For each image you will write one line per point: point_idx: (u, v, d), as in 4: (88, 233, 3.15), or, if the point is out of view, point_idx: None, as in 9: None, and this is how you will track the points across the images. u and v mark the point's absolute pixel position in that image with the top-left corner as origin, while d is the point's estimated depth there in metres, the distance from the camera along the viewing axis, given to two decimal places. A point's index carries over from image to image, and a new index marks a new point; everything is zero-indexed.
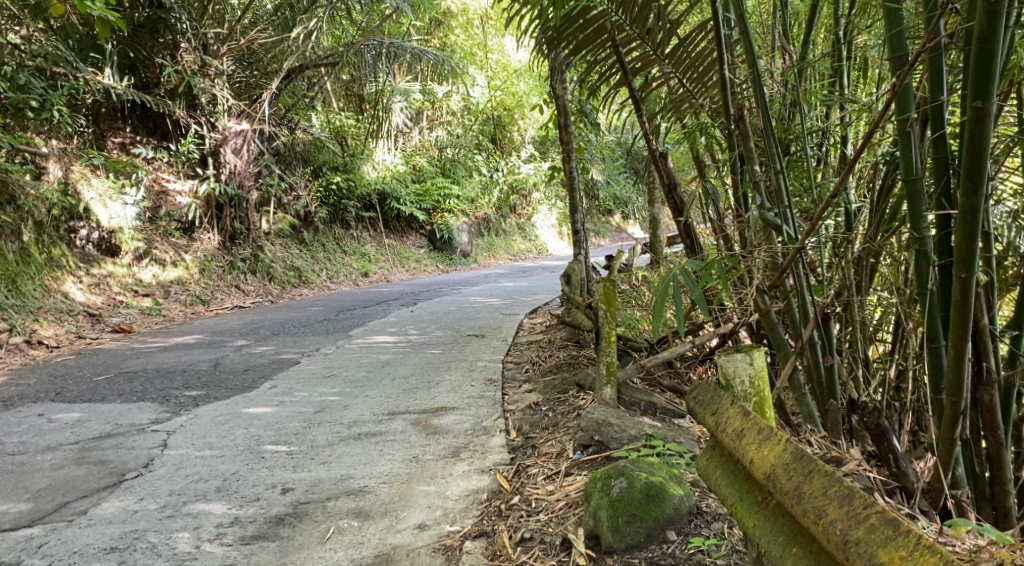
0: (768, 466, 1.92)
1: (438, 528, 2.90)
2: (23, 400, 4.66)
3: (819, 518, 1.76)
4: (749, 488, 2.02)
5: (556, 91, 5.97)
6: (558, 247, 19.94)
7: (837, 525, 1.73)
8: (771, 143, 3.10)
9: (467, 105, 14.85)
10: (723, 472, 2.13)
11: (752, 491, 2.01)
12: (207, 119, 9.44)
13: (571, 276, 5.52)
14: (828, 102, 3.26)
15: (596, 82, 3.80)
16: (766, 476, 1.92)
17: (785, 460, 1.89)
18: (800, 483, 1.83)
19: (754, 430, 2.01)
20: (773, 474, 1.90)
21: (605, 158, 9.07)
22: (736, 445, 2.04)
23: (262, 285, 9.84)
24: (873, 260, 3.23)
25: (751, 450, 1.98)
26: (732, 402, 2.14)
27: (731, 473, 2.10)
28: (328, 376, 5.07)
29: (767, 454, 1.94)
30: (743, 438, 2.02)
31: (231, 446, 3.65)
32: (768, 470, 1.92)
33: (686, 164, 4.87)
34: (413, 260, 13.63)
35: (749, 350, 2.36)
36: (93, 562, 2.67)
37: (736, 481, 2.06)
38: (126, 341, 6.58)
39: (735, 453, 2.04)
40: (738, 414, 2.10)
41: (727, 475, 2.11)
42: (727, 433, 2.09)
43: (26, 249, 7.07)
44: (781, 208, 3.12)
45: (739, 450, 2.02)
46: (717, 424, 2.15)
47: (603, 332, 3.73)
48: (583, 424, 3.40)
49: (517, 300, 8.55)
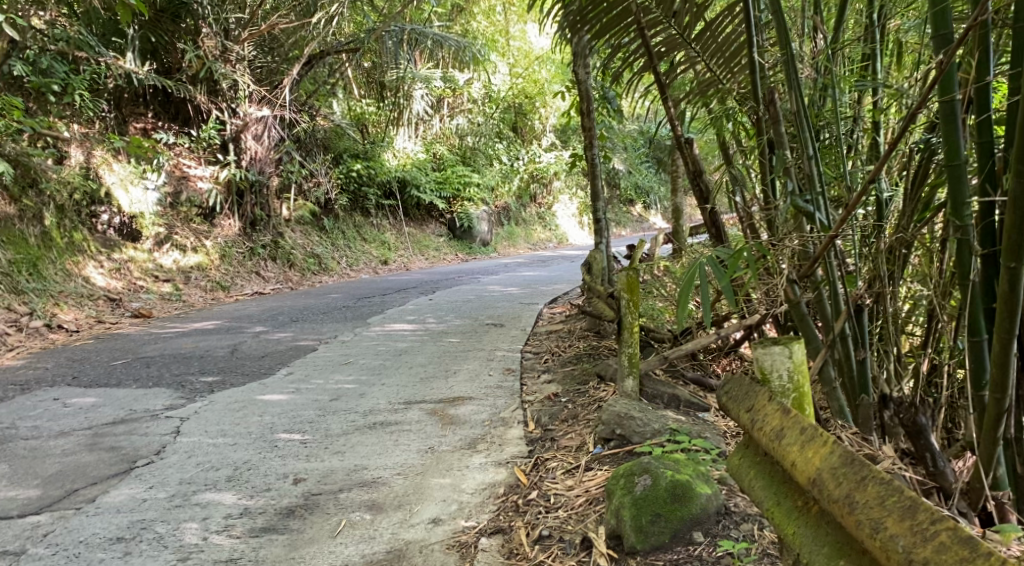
0: (812, 470, 1.81)
1: (453, 524, 2.81)
2: (40, 385, 4.63)
3: (876, 533, 1.65)
4: (787, 491, 1.92)
5: (579, 78, 5.81)
6: (579, 237, 19.78)
7: (899, 541, 1.62)
8: (804, 127, 2.99)
9: (488, 92, 14.76)
10: (758, 474, 2.02)
11: (791, 495, 1.91)
12: (228, 104, 9.38)
13: (592, 265, 5.40)
14: (861, 87, 3.11)
15: (620, 67, 3.68)
16: (810, 481, 1.81)
17: (832, 464, 1.78)
18: (851, 490, 1.72)
19: (796, 430, 1.90)
20: (818, 479, 1.79)
21: (627, 144, 8.95)
22: (774, 444, 1.94)
23: (282, 271, 9.78)
24: (906, 251, 3.08)
25: (793, 452, 1.87)
26: (769, 399, 2.03)
27: (767, 474, 2.00)
28: (343, 364, 4.99)
29: (811, 457, 1.82)
30: (783, 438, 1.92)
31: (245, 434, 3.58)
32: (812, 475, 1.81)
33: (711, 152, 4.71)
34: (432, 248, 13.55)
35: (787, 343, 2.24)
36: (98, 552, 2.61)
37: (772, 484, 1.96)
38: (145, 326, 6.56)
39: (774, 453, 1.93)
40: (777, 412, 1.98)
41: (762, 476, 2.01)
42: (766, 432, 1.98)
43: (48, 233, 7.07)
44: (813, 194, 3.01)
45: (778, 450, 1.92)
46: (753, 422, 2.04)
47: (625, 322, 3.61)
48: (605, 418, 3.29)
49: (537, 290, 8.41)
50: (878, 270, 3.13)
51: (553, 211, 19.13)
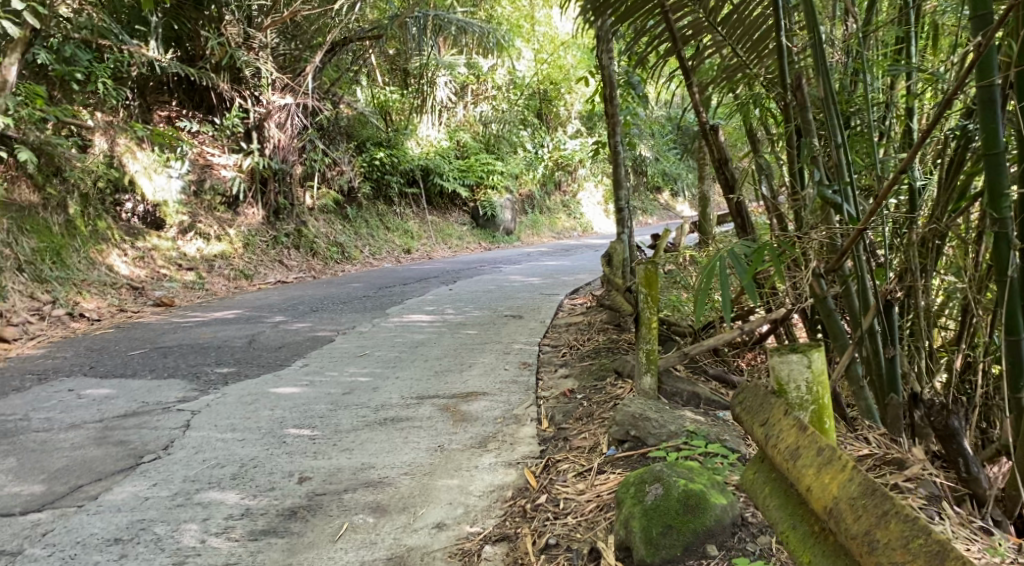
0: (829, 498, 1.76)
1: (457, 529, 2.73)
2: (57, 374, 4.60)
3: None
4: (802, 514, 1.85)
5: (601, 63, 5.64)
6: (604, 226, 19.56)
7: None
8: (832, 115, 2.86)
9: (513, 79, 14.45)
10: (771, 491, 1.96)
11: (807, 519, 1.84)
12: (251, 92, 9.34)
13: (613, 256, 5.29)
14: (894, 72, 2.96)
15: (644, 51, 3.55)
16: (827, 510, 1.75)
17: (851, 493, 1.72)
18: (870, 527, 1.67)
19: (811, 451, 1.84)
20: (835, 509, 1.74)
21: (653, 130, 8.79)
22: (789, 464, 1.87)
23: (305, 260, 9.71)
24: (939, 243, 2.94)
25: (809, 475, 1.81)
26: (784, 413, 1.96)
27: (781, 494, 1.93)
28: (359, 356, 4.91)
29: (828, 483, 1.76)
30: (798, 459, 1.85)
31: (254, 429, 3.52)
32: (829, 504, 1.75)
33: (739, 140, 4.54)
34: (455, 237, 13.45)
35: (806, 351, 2.12)
36: (95, 554, 2.56)
37: (787, 505, 1.89)
38: (166, 315, 6.53)
39: (789, 474, 1.87)
40: (793, 429, 1.91)
41: (776, 495, 1.94)
42: (780, 451, 1.91)
43: (72, 221, 7.07)
44: (841, 184, 2.89)
45: (793, 471, 1.86)
46: (767, 438, 1.97)
47: (643, 317, 3.48)
48: (619, 419, 3.18)
49: (559, 280, 8.29)
50: (908, 262, 2.98)
51: (577, 199, 18.95)
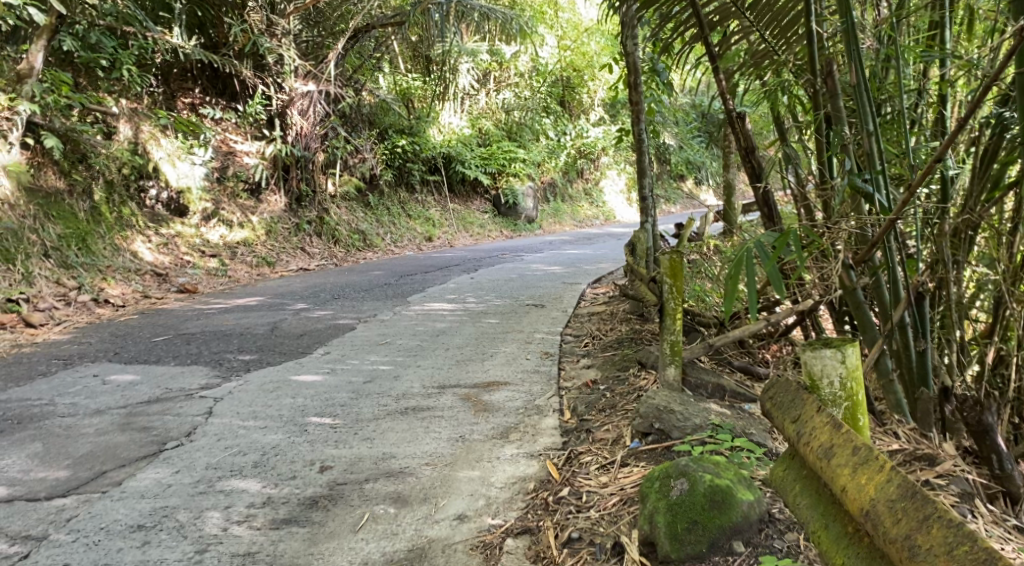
0: (866, 499, 1.70)
1: (479, 521, 2.71)
2: (83, 360, 4.63)
3: None
4: (836, 514, 1.81)
5: (627, 49, 5.56)
6: (626, 214, 19.40)
7: None
8: (863, 102, 2.80)
9: (535, 66, 14.62)
10: (804, 491, 1.92)
11: (840, 519, 1.80)
12: (274, 79, 9.26)
13: (636, 246, 5.20)
14: (928, 58, 2.89)
15: (670, 38, 3.52)
16: (863, 512, 1.70)
17: (889, 496, 1.66)
18: (911, 532, 1.60)
19: (847, 449, 1.79)
20: (872, 511, 1.68)
21: (678, 119, 8.71)
22: (823, 463, 1.83)
23: (327, 247, 9.72)
24: (971, 233, 2.88)
25: (843, 475, 1.76)
26: (817, 410, 1.92)
27: (814, 493, 1.89)
28: (380, 344, 4.91)
29: (865, 484, 1.71)
30: (832, 458, 1.80)
31: (276, 416, 3.52)
32: (865, 506, 1.70)
33: (765, 129, 4.47)
34: (477, 225, 13.38)
35: (840, 345, 2.07)
36: (118, 540, 2.57)
37: (820, 505, 1.85)
38: (190, 301, 6.56)
39: (823, 474, 1.82)
40: (826, 426, 1.87)
41: (808, 494, 1.91)
42: (813, 449, 1.87)
43: (97, 208, 7.10)
44: (872, 173, 2.82)
45: (827, 469, 1.81)
46: (799, 436, 1.93)
47: (668, 307, 3.43)
48: (643, 411, 3.15)
49: (581, 269, 8.24)
50: (941, 253, 2.91)
51: (600, 187, 18.84)
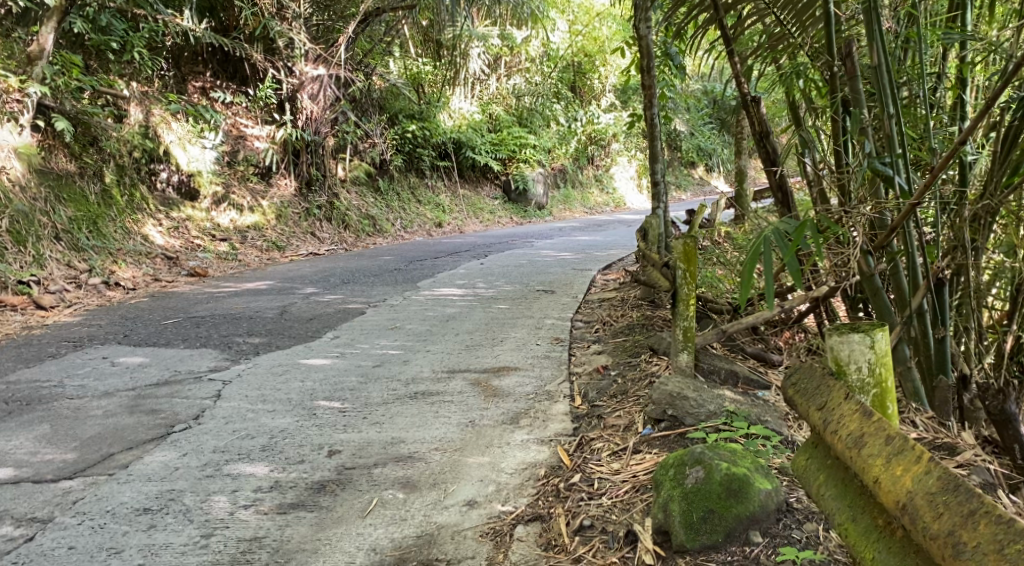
0: (902, 492, 1.64)
1: (488, 508, 2.68)
2: (92, 342, 4.61)
3: None
4: (867, 507, 1.75)
5: (639, 32, 5.46)
6: (637, 201, 19.30)
7: None
8: (884, 85, 2.72)
9: (546, 51, 14.55)
10: (829, 481, 1.87)
11: (872, 512, 1.74)
12: (284, 63, 9.22)
13: (648, 231, 5.17)
14: (950, 39, 2.82)
15: (683, 22, 3.48)
16: (898, 506, 1.64)
17: (929, 489, 1.60)
18: (955, 527, 1.53)
19: (879, 439, 1.73)
20: (908, 505, 1.62)
21: (694, 104, 8.64)
22: (852, 453, 1.77)
23: (337, 232, 9.68)
24: (991, 220, 2.81)
25: (877, 466, 1.70)
26: (846, 397, 1.86)
27: (840, 483, 1.84)
28: (390, 329, 4.88)
29: (901, 476, 1.65)
30: (863, 448, 1.75)
31: (284, 400, 3.50)
32: (901, 499, 1.64)
33: (779, 114, 4.39)
34: (487, 211, 13.33)
35: (868, 331, 2.02)
36: (123, 524, 2.55)
37: (848, 496, 1.80)
38: (200, 284, 6.54)
39: (853, 463, 1.77)
40: (855, 414, 1.82)
41: (832, 485, 1.85)
42: (841, 438, 1.81)
43: (108, 190, 7.08)
44: (893, 157, 2.75)
45: (857, 459, 1.76)
46: (825, 424, 1.87)
47: (681, 294, 3.36)
48: (656, 397, 3.10)
49: (591, 256, 8.18)
50: (962, 240, 2.85)
51: (611, 174, 18.70)
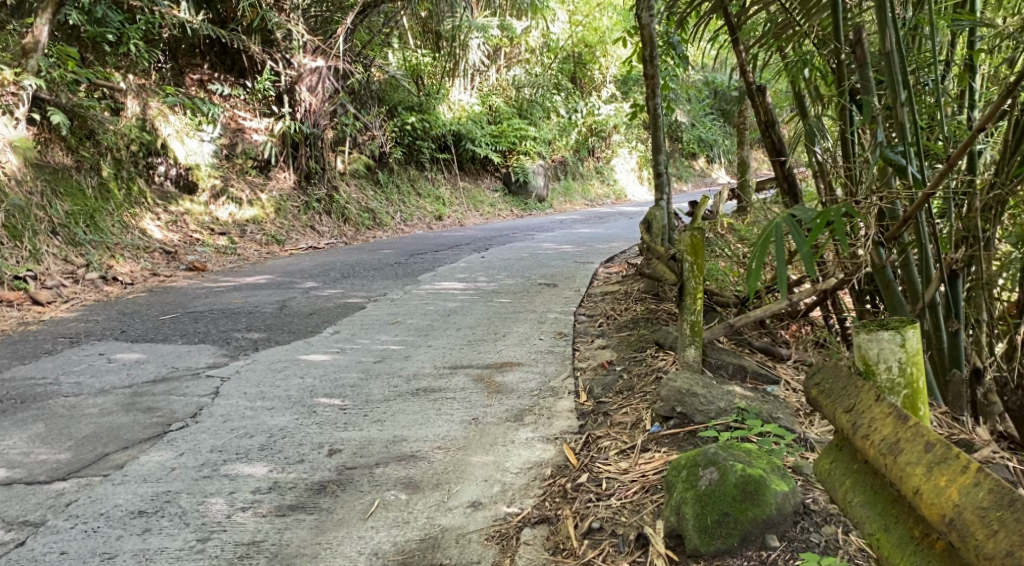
0: (947, 505, 1.56)
1: (494, 509, 2.62)
2: (89, 338, 4.54)
3: None
4: (905, 517, 1.69)
5: (641, 21, 5.37)
6: (638, 192, 19.20)
7: None
8: (896, 71, 2.62)
9: (546, 42, 14.44)
10: (857, 487, 1.80)
11: (910, 522, 1.68)
12: (282, 55, 9.13)
13: (652, 224, 5.10)
14: (961, 26, 2.75)
15: (685, 11, 3.38)
16: (944, 520, 1.56)
17: (980, 503, 1.52)
18: (1014, 547, 1.46)
19: (918, 446, 1.65)
20: (956, 520, 1.54)
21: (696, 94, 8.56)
22: (887, 460, 1.69)
23: (336, 226, 9.59)
24: (1001, 210, 2.74)
25: (917, 475, 1.63)
26: (875, 399, 1.78)
27: (870, 490, 1.77)
28: (391, 323, 4.81)
29: (946, 488, 1.57)
30: (900, 455, 1.67)
31: (284, 397, 3.44)
32: (948, 512, 1.56)
33: (783, 103, 4.33)
34: (487, 204, 13.24)
35: (897, 328, 1.94)
36: (118, 527, 2.49)
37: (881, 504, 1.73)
38: (199, 279, 6.46)
39: (888, 471, 1.69)
40: (887, 417, 1.74)
41: (860, 492, 1.79)
42: (874, 444, 1.73)
43: (105, 184, 7.01)
44: (905, 145, 2.68)
45: (892, 466, 1.68)
46: (855, 428, 1.79)
47: (688, 287, 3.28)
48: (664, 394, 3.04)
49: (593, 248, 8.11)
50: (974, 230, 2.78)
51: (612, 165, 18.59)
